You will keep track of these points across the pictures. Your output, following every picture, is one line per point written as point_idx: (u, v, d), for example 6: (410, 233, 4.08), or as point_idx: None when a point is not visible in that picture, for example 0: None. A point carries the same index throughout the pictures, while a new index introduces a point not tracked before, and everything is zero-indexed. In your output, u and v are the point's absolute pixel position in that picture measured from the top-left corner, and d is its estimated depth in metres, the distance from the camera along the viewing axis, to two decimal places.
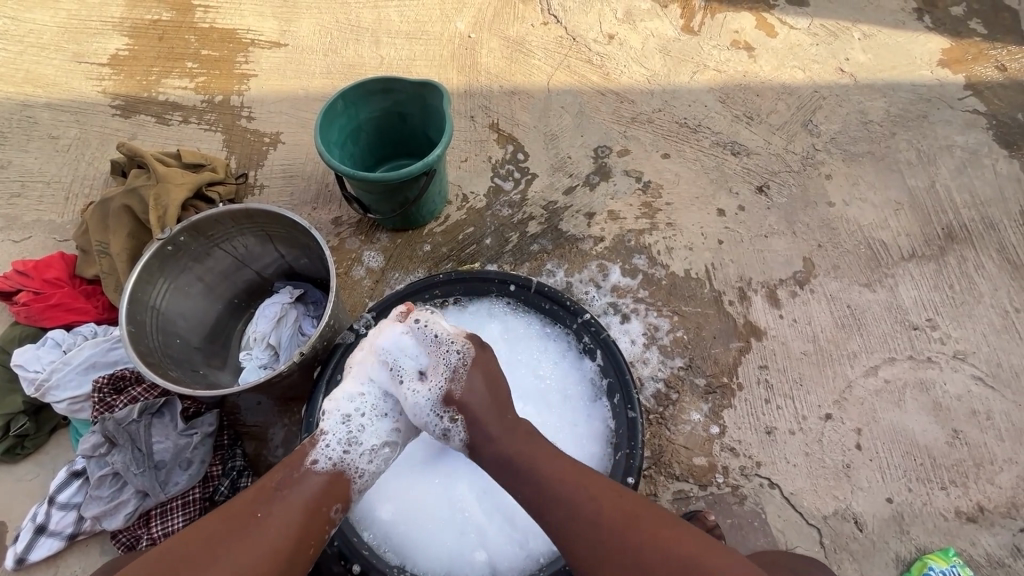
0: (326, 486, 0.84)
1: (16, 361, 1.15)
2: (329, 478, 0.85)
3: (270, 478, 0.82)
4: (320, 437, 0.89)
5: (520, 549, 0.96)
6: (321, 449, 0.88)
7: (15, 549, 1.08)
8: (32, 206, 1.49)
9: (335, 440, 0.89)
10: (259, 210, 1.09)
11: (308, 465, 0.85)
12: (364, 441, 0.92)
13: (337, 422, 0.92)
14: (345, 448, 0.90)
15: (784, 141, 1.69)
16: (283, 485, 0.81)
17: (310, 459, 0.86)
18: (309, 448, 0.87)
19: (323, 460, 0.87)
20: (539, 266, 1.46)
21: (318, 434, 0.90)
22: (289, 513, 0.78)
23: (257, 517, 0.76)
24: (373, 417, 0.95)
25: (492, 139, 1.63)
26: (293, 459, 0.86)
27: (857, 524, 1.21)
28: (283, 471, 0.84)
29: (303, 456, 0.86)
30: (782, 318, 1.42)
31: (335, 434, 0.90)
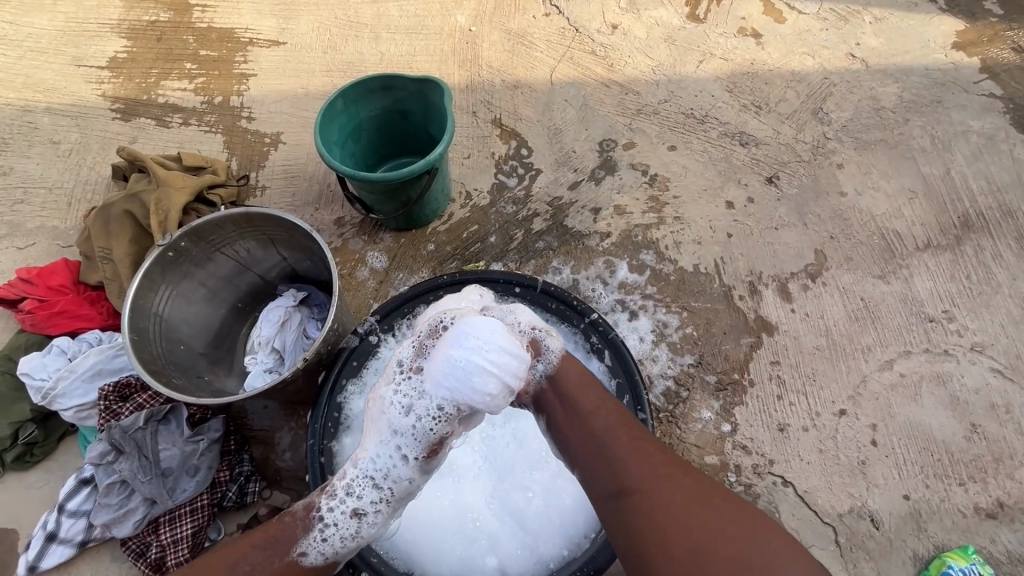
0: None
1: (22, 370, 1.15)
2: (313, 570, 0.81)
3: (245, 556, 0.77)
4: (318, 516, 0.84)
5: (529, 555, 0.94)
6: (313, 541, 0.82)
7: (27, 556, 1.08)
8: (36, 212, 1.48)
9: (335, 525, 0.84)
10: (260, 214, 1.08)
11: (293, 550, 0.80)
12: (369, 517, 0.87)
13: (344, 514, 0.85)
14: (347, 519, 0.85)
15: (794, 130, 1.66)
16: (256, 565, 0.76)
17: (298, 545, 0.81)
18: (299, 534, 0.82)
19: (312, 553, 0.81)
20: (545, 263, 1.44)
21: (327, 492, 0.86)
22: None
23: None
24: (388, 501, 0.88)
25: (495, 135, 1.60)
26: (277, 538, 0.80)
27: (873, 521, 1.19)
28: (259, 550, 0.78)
29: (291, 541, 0.81)
30: (794, 313, 1.40)
31: (339, 512, 0.85)
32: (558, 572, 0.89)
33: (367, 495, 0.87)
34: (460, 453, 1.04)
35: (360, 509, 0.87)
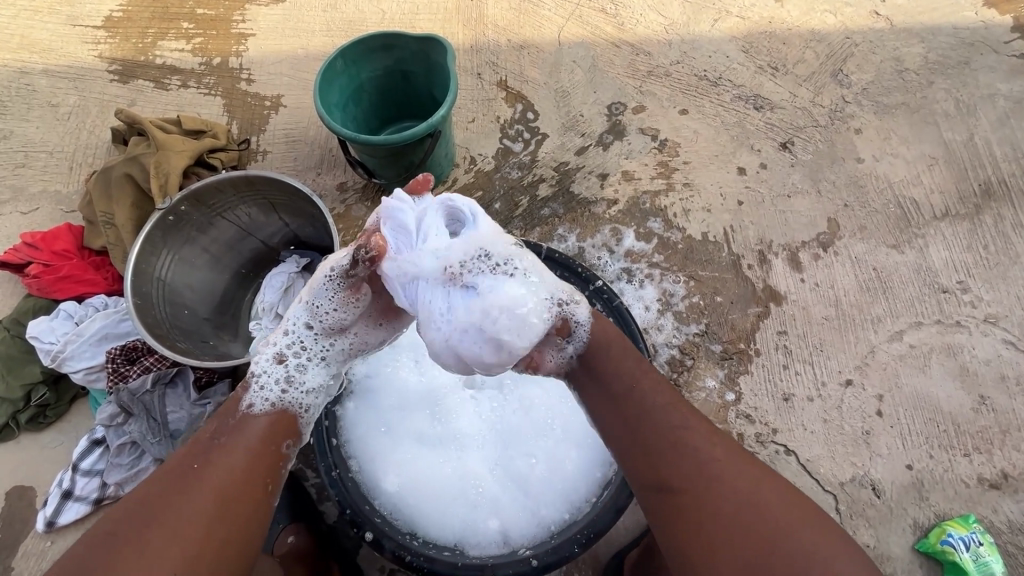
0: (267, 425, 0.80)
1: (30, 333, 1.16)
2: (273, 418, 0.82)
3: (206, 433, 0.77)
4: (251, 380, 0.84)
5: (531, 519, 0.95)
6: (255, 393, 0.83)
7: (44, 512, 1.11)
8: (38, 176, 1.47)
9: (270, 382, 0.85)
10: (260, 176, 1.06)
11: (245, 410, 0.81)
12: (306, 381, 0.88)
13: (269, 362, 0.87)
14: (282, 387, 0.86)
15: (811, 94, 1.59)
16: (219, 432, 0.77)
17: (245, 403, 0.81)
18: (241, 393, 0.83)
19: (258, 402, 0.82)
20: (550, 230, 1.41)
21: (248, 377, 0.85)
22: (233, 455, 0.74)
23: (195, 469, 0.71)
24: (313, 355, 0.90)
25: (501, 98, 1.55)
26: (228, 409, 0.81)
27: (875, 490, 1.19)
28: (219, 423, 0.79)
29: (236, 401, 0.82)
30: (803, 282, 1.37)
31: (268, 373, 0.86)
32: (559, 535, 0.90)
33: (292, 360, 0.88)
34: (463, 419, 1.04)
35: (282, 355, 0.88)
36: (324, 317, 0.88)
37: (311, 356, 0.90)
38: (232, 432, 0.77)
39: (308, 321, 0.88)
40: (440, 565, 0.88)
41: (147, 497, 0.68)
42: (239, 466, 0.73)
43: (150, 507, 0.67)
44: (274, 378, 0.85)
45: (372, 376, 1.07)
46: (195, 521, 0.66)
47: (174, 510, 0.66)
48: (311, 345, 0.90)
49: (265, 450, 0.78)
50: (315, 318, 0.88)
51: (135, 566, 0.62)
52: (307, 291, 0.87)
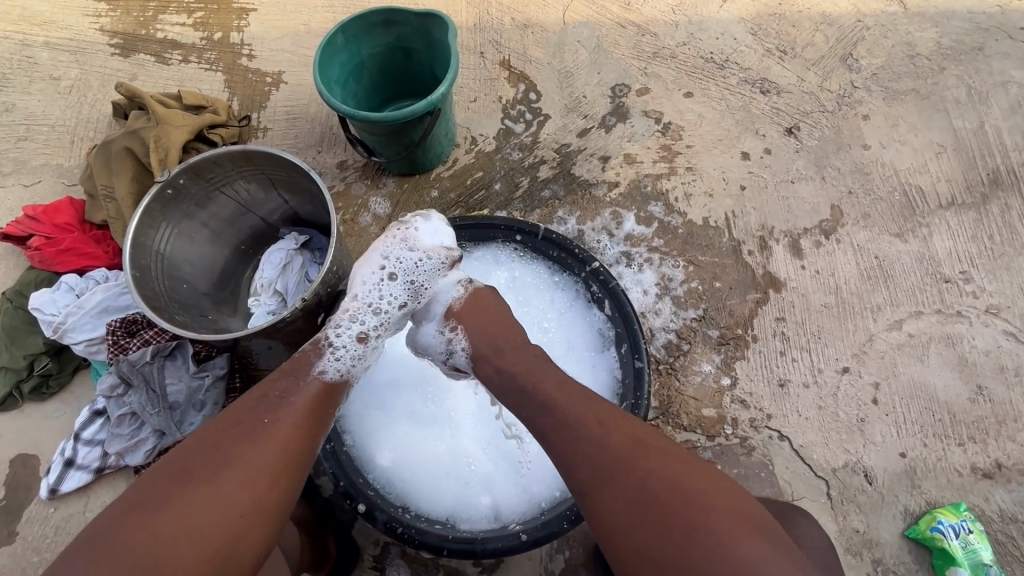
0: (330, 392, 0.85)
1: (33, 305, 1.17)
2: (340, 391, 0.87)
3: (270, 389, 0.80)
4: (326, 349, 0.89)
5: (523, 496, 0.96)
6: (327, 360, 0.88)
7: (48, 480, 1.14)
8: (40, 149, 1.47)
9: (345, 356, 0.91)
10: (257, 151, 1.06)
11: (316, 374, 0.85)
12: (369, 359, 0.96)
13: (349, 338, 0.93)
14: (353, 363, 0.92)
15: (820, 78, 1.56)
16: (284, 391, 0.80)
17: (316, 369, 0.85)
18: (315, 359, 0.87)
19: (330, 371, 0.86)
20: (551, 213, 1.41)
21: (322, 347, 0.89)
22: (299, 415, 0.78)
23: (264, 423, 0.74)
24: (383, 335, 0.98)
25: (503, 78, 1.53)
26: (296, 367, 0.84)
27: (867, 477, 1.19)
28: (284, 381, 0.82)
29: (308, 366, 0.85)
30: (804, 270, 1.36)
31: (346, 348, 0.92)
32: (550, 511, 0.91)
33: (370, 341, 0.95)
34: (457, 397, 1.05)
35: (364, 334, 0.95)
36: (420, 301, 1.00)
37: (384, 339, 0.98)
38: (298, 394, 0.80)
39: (405, 302, 0.99)
40: (430, 538, 0.89)
41: (217, 443, 0.70)
42: (298, 427, 0.76)
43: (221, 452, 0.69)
44: (351, 352, 0.91)
45: None
46: (250, 474, 0.68)
47: (230, 458, 0.69)
48: (391, 327, 0.99)
49: (323, 415, 0.82)
50: (413, 295, 0.99)
51: (206, 507, 0.64)
52: (417, 265, 1.00)
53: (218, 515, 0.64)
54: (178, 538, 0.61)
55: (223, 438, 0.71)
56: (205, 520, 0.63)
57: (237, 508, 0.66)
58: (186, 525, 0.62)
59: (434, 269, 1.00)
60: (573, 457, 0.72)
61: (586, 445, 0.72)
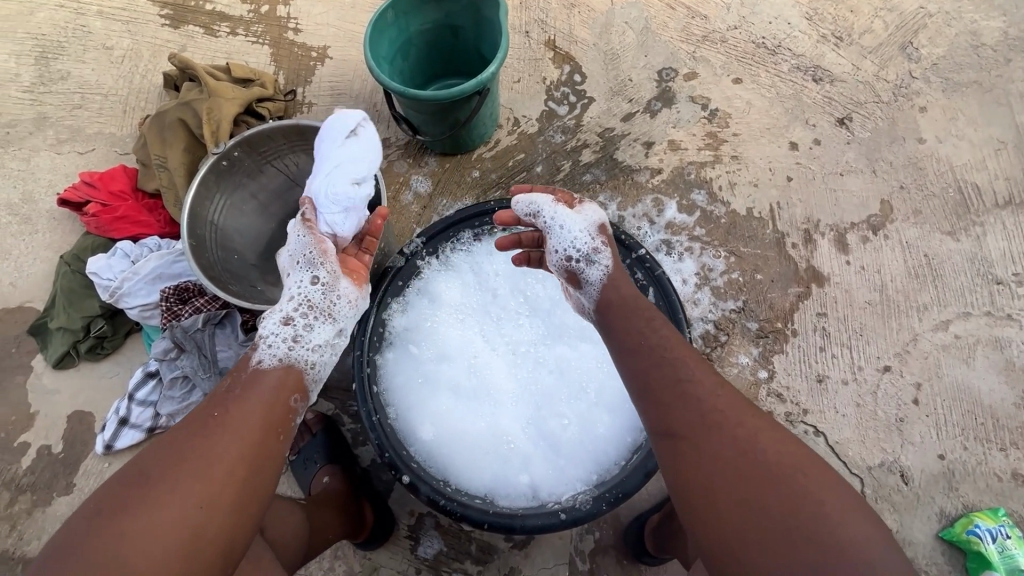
0: (281, 377, 0.80)
1: (90, 269, 1.22)
2: (280, 372, 0.80)
3: (221, 389, 0.77)
4: (258, 343, 0.83)
5: (561, 477, 0.98)
6: (262, 351, 0.82)
7: (103, 436, 1.19)
8: (93, 118, 1.51)
9: (275, 340, 0.84)
10: (310, 126, 1.07)
11: (254, 367, 0.80)
12: (311, 338, 0.86)
13: (276, 324, 0.85)
14: (289, 344, 0.84)
15: (876, 67, 1.51)
16: (235, 386, 0.77)
17: (254, 361, 0.81)
18: (251, 353, 0.82)
19: (267, 358, 0.82)
20: (591, 197, 1.40)
21: (257, 341, 0.84)
22: (252, 405, 0.75)
23: (216, 421, 0.72)
24: (317, 315, 0.88)
25: (548, 58, 1.51)
26: (243, 365, 0.81)
27: (903, 477, 1.18)
28: (233, 379, 0.79)
29: (246, 363, 0.81)
30: (849, 265, 1.33)
31: (276, 334, 0.84)
32: (591, 492, 0.92)
33: (300, 320, 0.87)
34: (498, 377, 1.06)
35: (291, 318, 0.87)
36: (322, 263, 0.92)
37: (319, 314, 0.88)
38: (249, 385, 0.77)
39: (312, 274, 0.91)
40: (471, 511, 0.91)
41: (170, 449, 0.69)
42: (253, 417, 0.74)
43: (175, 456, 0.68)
44: (281, 335, 0.83)
45: (411, 329, 1.09)
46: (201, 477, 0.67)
47: (184, 461, 0.68)
48: (317, 300, 0.89)
49: (280, 399, 0.78)
50: (309, 263, 0.91)
51: (163, 510, 0.64)
52: (295, 244, 0.94)
53: (172, 520, 0.64)
54: (140, 544, 0.62)
55: (175, 442, 0.70)
56: (165, 524, 0.63)
57: (192, 510, 0.65)
58: (140, 532, 0.62)
59: (309, 237, 0.94)
60: (668, 395, 0.76)
61: (690, 400, 0.74)
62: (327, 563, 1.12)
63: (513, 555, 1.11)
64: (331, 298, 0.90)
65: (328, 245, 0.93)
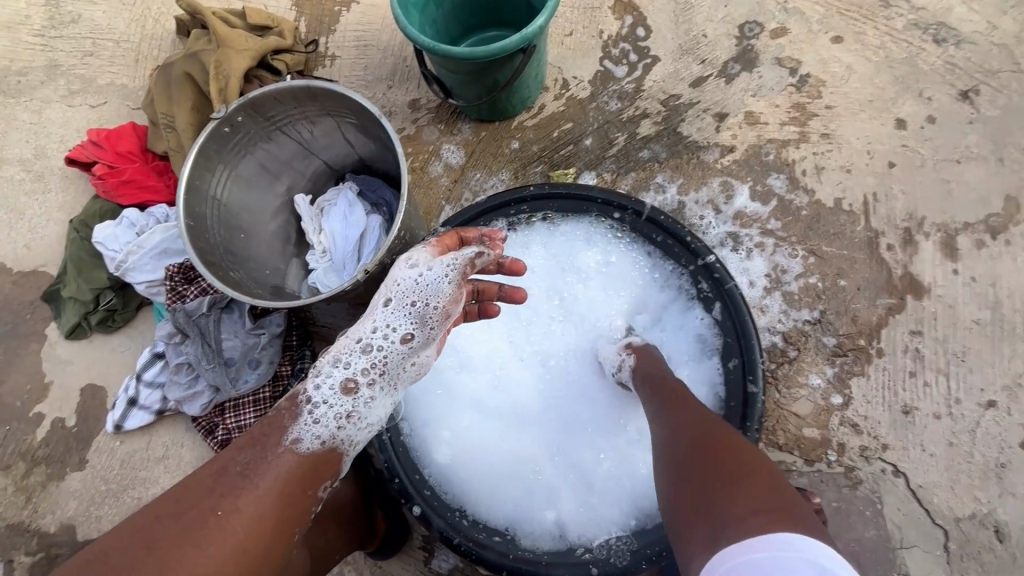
0: (305, 466, 0.66)
1: (96, 238, 1.13)
2: (315, 458, 0.67)
3: (236, 459, 0.64)
4: (304, 407, 0.69)
5: (593, 519, 0.85)
6: (306, 424, 0.68)
7: (113, 416, 1.14)
8: (105, 67, 1.39)
9: (327, 414, 0.69)
10: (322, 88, 0.91)
11: (288, 444, 0.66)
12: (367, 414, 0.73)
13: (333, 391, 0.71)
14: (340, 422, 0.70)
15: (1018, 26, 1.21)
16: (249, 468, 0.63)
17: (290, 436, 0.66)
18: (288, 420, 0.67)
19: (308, 438, 0.67)
20: (647, 178, 1.20)
21: (300, 401, 0.69)
22: (260, 503, 0.61)
23: (215, 517, 0.59)
24: (383, 383, 0.74)
25: (607, 8, 1.28)
26: (267, 432, 0.66)
27: (997, 533, 1.00)
28: (253, 450, 0.65)
29: (281, 431, 0.66)
30: (956, 275, 1.11)
31: (329, 404, 0.70)
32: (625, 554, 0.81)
33: (363, 389, 0.73)
34: (529, 394, 0.93)
35: (354, 380, 0.73)
36: (430, 326, 0.76)
37: (387, 383, 0.75)
38: (263, 473, 0.63)
39: (408, 333, 0.75)
40: (491, 556, 0.81)
41: (158, 538, 0.57)
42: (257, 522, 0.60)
43: (163, 552, 0.56)
44: (337, 410, 0.70)
45: None
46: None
47: (168, 564, 0.56)
48: (397, 368, 0.75)
49: (296, 497, 0.64)
50: (418, 326, 0.76)
51: None
52: (418, 284, 0.76)
53: None
54: None
55: (167, 530, 0.58)
56: None
57: None
58: None
59: (449, 286, 0.77)
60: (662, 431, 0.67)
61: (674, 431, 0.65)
62: (336, 567, 1.05)
63: None
64: (410, 365, 0.76)
65: (453, 310, 0.78)
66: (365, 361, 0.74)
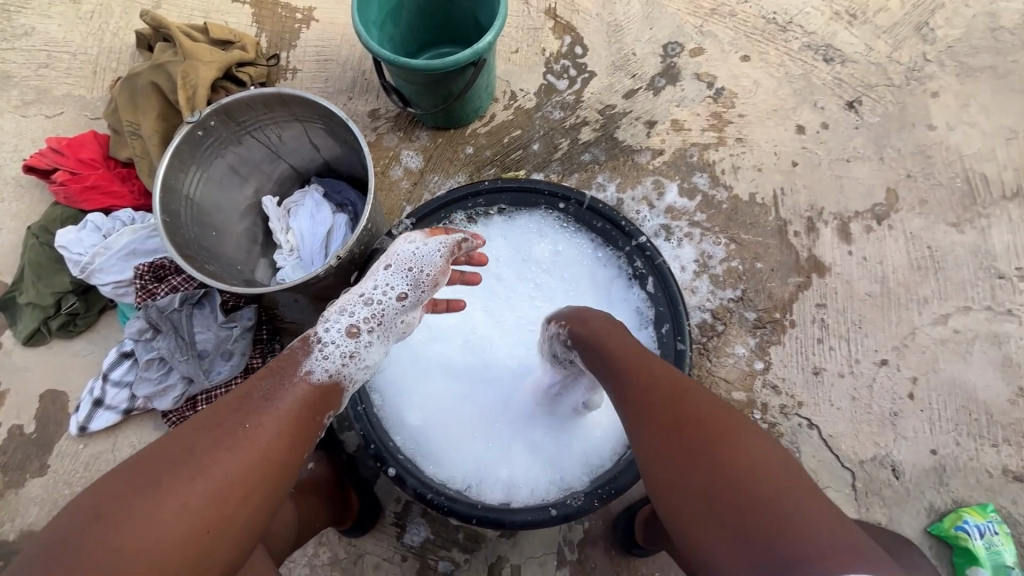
0: (317, 394, 0.74)
1: (59, 243, 1.15)
2: (321, 389, 0.75)
3: (255, 388, 0.71)
4: (315, 346, 0.78)
5: (544, 471, 0.96)
6: (316, 359, 0.77)
7: (77, 418, 1.15)
8: (61, 78, 1.41)
9: (333, 352, 0.78)
10: (292, 95, 0.99)
11: (301, 374, 0.74)
12: (365, 358, 0.82)
13: (339, 333, 0.80)
14: (344, 361, 0.79)
15: (889, 48, 1.44)
16: (267, 393, 0.71)
17: (303, 368, 0.75)
18: (302, 355, 0.76)
19: (318, 370, 0.76)
20: (589, 178, 1.34)
21: (312, 342, 0.78)
22: (281, 420, 0.69)
23: (243, 428, 0.65)
24: (380, 333, 0.84)
25: (548, 28, 1.43)
26: (282, 366, 0.74)
27: (894, 471, 1.17)
28: (270, 380, 0.72)
29: (295, 364, 0.75)
30: (851, 256, 1.30)
31: (336, 344, 0.79)
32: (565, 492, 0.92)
33: (365, 335, 0.82)
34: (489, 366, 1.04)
35: (356, 327, 0.82)
36: (423, 288, 0.86)
37: (383, 333, 0.84)
38: (281, 395, 0.71)
39: (404, 292, 0.85)
40: (459, 507, 0.88)
41: (188, 446, 0.62)
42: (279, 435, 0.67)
43: (193, 458, 0.61)
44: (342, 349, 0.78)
45: None
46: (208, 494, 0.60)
47: (202, 464, 0.61)
48: (394, 321, 0.85)
49: (308, 421, 0.72)
50: (413, 286, 0.85)
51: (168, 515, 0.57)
52: (415, 254, 0.87)
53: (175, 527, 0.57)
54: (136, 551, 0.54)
55: (195, 441, 0.63)
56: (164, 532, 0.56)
57: (196, 523, 0.58)
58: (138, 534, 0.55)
59: (442, 257, 0.88)
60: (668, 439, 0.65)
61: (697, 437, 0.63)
62: (312, 548, 1.10)
63: (501, 544, 1.10)
64: (401, 322, 0.85)
65: (443, 277, 0.88)
66: (366, 313, 0.83)
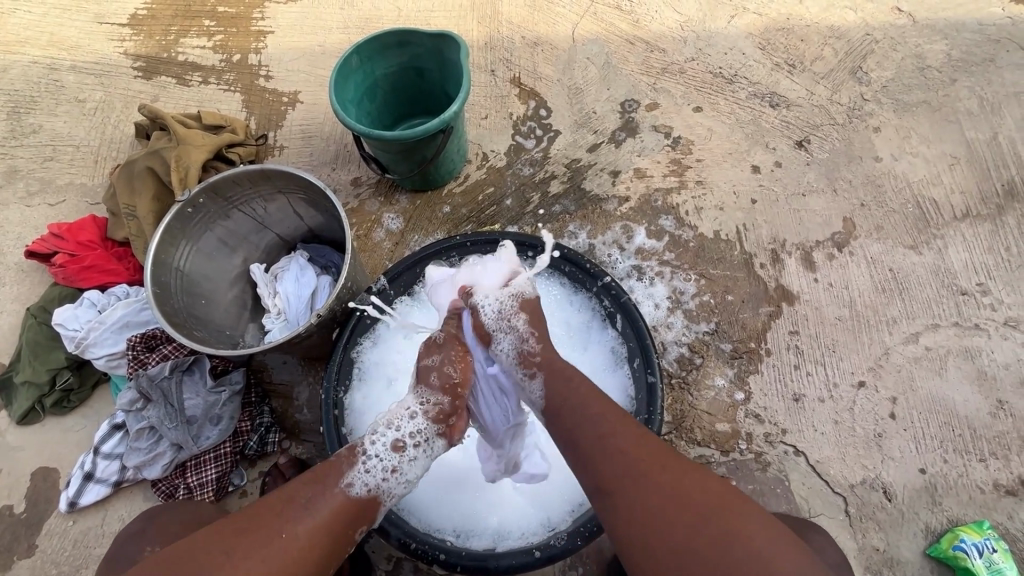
0: (356, 507, 0.80)
1: (56, 320, 1.20)
2: (367, 505, 0.81)
3: (297, 493, 0.78)
4: (360, 458, 0.83)
5: (529, 515, 0.98)
6: (362, 473, 0.82)
7: (67, 493, 1.15)
8: (65, 169, 1.52)
9: (377, 466, 0.84)
10: (275, 170, 1.08)
11: (345, 487, 0.80)
12: (406, 472, 0.87)
13: (385, 447, 0.86)
14: (381, 463, 0.84)
15: (829, 92, 1.57)
16: (310, 498, 0.77)
17: (350, 482, 0.81)
18: (347, 468, 0.82)
19: (360, 483, 0.81)
20: (561, 227, 1.42)
21: (358, 455, 0.84)
22: (320, 524, 0.75)
23: (286, 522, 0.73)
24: (418, 452, 0.89)
25: (514, 95, 1.56)
26: (327, 475, 0.81)
27: (886, 493, 1.17)
28: (313, 487, 0.79)
29: (341, 477, 0.81)
30: (816, 283, 1.35)
31: (370, 443, 0.85)
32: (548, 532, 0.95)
33: (408, 450, 0.88)
34: None
35: (400, 442, 0.88)
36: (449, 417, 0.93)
37: (410, 420, 0.90)
38: (321, 498, 0.77)
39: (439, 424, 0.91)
40: (444, 554, 0.90)
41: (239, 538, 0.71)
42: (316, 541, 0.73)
43: (244, 546, 0.70)
44: (385, 464, 0.84)
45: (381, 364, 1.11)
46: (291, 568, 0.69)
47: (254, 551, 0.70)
48: (433, 440, 0.91)
49: (344, 531, 0.78)
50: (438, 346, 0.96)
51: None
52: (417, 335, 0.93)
53: None
54: None
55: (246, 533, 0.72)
56: None
57: None
58: None
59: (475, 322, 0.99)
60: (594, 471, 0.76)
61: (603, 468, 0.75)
62: None
63: None
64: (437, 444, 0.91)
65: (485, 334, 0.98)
66: (404, 433, 0.89)
